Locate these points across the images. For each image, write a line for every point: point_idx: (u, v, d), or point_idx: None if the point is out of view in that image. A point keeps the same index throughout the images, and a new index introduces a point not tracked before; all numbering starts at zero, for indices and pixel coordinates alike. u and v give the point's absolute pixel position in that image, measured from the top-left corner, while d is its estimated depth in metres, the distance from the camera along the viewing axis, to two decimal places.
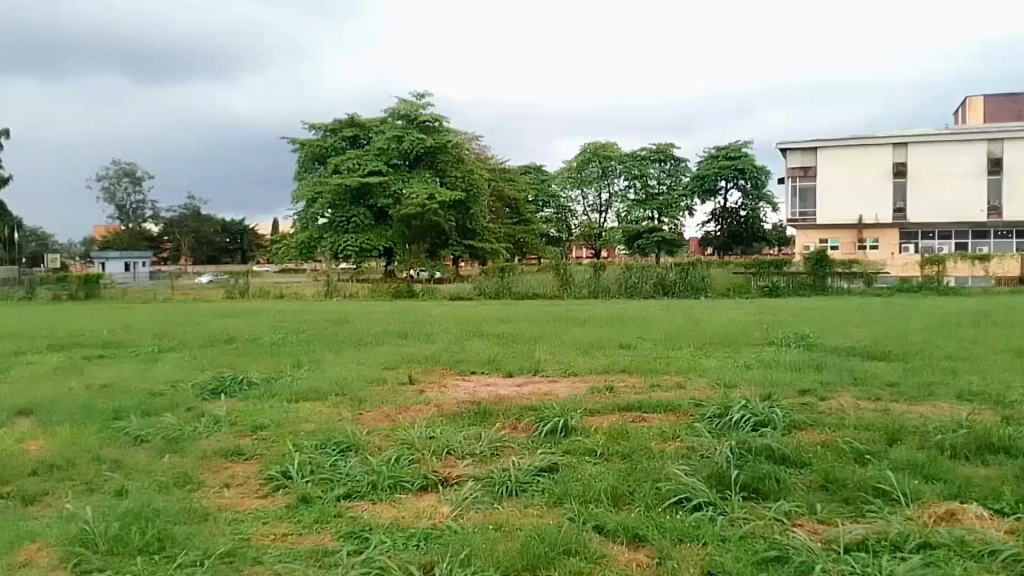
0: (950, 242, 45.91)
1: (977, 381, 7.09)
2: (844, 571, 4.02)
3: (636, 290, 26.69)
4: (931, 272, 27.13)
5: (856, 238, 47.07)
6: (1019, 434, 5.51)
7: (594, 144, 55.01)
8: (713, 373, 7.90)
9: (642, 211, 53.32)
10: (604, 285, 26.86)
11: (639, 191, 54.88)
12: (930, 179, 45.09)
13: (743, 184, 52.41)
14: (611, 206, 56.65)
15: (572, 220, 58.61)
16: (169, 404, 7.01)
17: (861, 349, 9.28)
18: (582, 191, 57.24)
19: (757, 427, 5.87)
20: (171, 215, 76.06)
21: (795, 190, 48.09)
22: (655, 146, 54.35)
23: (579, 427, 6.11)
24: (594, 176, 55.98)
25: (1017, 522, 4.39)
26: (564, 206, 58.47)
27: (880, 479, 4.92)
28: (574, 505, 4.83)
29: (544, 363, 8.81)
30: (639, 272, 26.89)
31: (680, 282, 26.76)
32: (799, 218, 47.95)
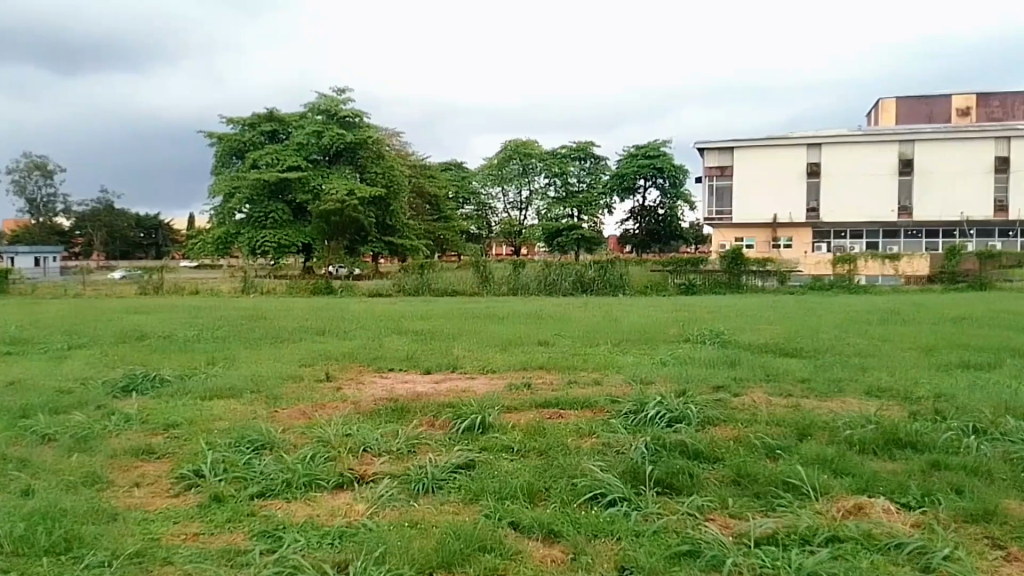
0: (861, 242, 48.41)
1: (886, 378, 7.29)
2: (753, 565, 4.07)
3: (553, 288, 26.49)
4: (843, 271, 27.63)
5: (770, 237, 49.13)
6: (925, 429, 5.68)
7: (515, 142, 55.61)
8: (629, 370, 7.97)
9: (562, 209, 54.36)
10: (522, 282, 26.54)
11: (559, 189, 55.89)
12: (843, 179, 47.42)
13: (661, 183, 54.01)
14: (531, 203, 57.19)
15: (492, 218, 59.23)
16: (78, 403, 6.92)
17: (773, 345, 9.46)
18: (503, 189, 57.85)
19: (671, 423, 5.96)
20: (82, 209, 74.14)
21: (712, 189, 50.19)
22: (575, 144, 55.69)
23: (496, 423, 6.13)
24: (515, 173, 56.75)
25: (922, 516, 4.48)
26: (484, 204, 58.87)
27: (790, 474, 4.99)
28: (490, 501, 4.83)
29: (462, 360, 8.82)
30: (558, 269, 26.72)
31: (600, 279, 26.75)
32: (716, 216, 50.12)
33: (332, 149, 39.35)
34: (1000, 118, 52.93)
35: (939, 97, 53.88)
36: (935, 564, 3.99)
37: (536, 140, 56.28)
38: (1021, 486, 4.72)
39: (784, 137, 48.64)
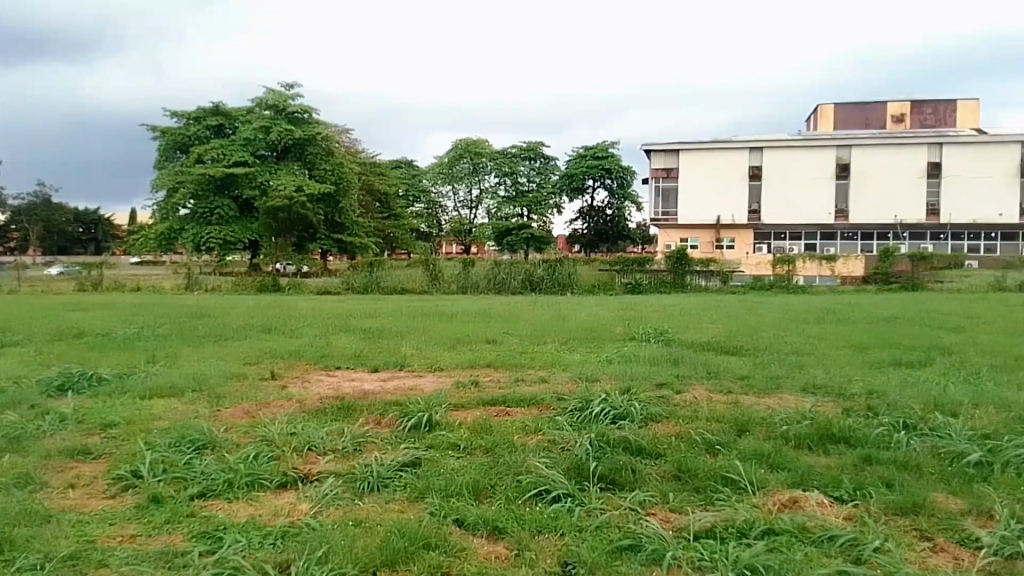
0: (800, 243, 49.20)
1: (821, 375, 7.51)
2: (692, 558, 4.16)
3: (502, 287, 26.44)
4: (782, 271, 27.81)
5: (714, 237, 50.14)
6: (857, 424, 5.88)
7: (466, 141, 56.51)
8: (574, 368, 8.05)
9: (511, 208, 54.53)
10: (472, 281, 26.47)
11: (509, 188, 55.90)
12: (782, 182, 48.62)
13: (609, 184, 54.56)
14: (482, 202, 57.82)
15: (443, 216, 59.62)
16: (10, 402, 6.71)
17: (715, 344, 9.63)
18: (453, 187, 58.28)
19: (615, 420, 6.05)
20: (20, 203, 69.37)
21: (658, 190, 51.12)
22: (524, 144, 56.02)
23: (443, 421, 6.14)
24: (465, 172, 57.23)
25: (854, 509, 4.64)
26: (434, 202, 59.28)
27: (730, 469, 5.11)
28: (435, 498, 4.84)
29: (409, 358, 8.79)
30: (508, 268, 26.79)
31: (548, 278, 26.87)
32: (662, 217, 51.10)
33: (280, 146, 38.81)
34: (933, 124, 54.80)
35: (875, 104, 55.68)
36: (864, 555, 4.13)
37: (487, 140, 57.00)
38: (945, 478, 4.92)
39: (727, 140, 49.62)
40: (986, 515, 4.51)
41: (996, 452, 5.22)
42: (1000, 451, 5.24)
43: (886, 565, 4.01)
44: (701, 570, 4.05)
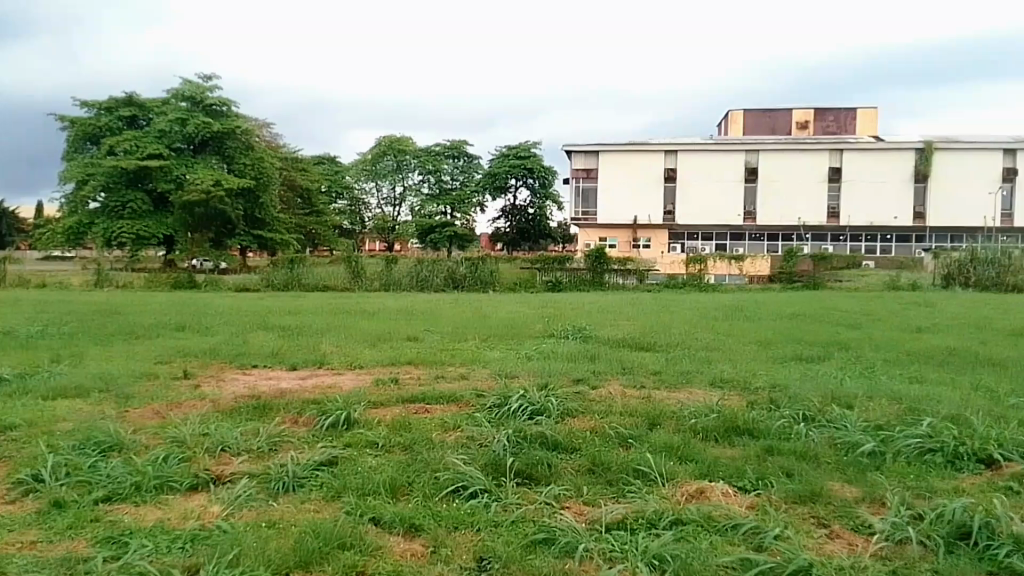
0: (711, 243, 50.50)
1: (727, 369, 7.83)
2: (603, 550, 4.28)
3: (425, 284, 26.40)
4: (695, 270, 28.46)
5: (631, 237, 51.58)
6: (761, 416, 6.16)
7: (390, 138, 56.76)
8: (494, 365, 8.18)
9: (435, 206, 54.58)
10: (394, 278, 26.35)
11: (433, 186, 56.31)
12: (696, 185, 50.05)
13: (531, 183, 55.11)
14: (406, 200, 57.81)
15: (366, 213, 59.51)
16: None
17: (630, 340, 9.88)
18: (377, 184, 58.32)
19: (533, 415, 6.16)
20: None
21: (579, 190, 52.03)
22: (449, 142, 56.35)
23: (362, 419, 6.15)
24: (389, 169, 57.18)
25: (756, 497, 4.85)
26: (357, 199, 58.88)
27: (640, 462, 5.28)
28: (351, 497, 4.84)
29: (329, 355, 8.74)
30: (430, 266, 26.76)
31: (471, 275, 26.89)
32: (582, 216, 52.10)
33: (197, 138, 37.53)
34: (834, 131, 56.88)
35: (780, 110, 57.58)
36: (765, 542, 4.33)
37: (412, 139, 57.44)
38: (843, 468, 5.19)
39: (644, 143, 50.84)
40: (878, 502, 4.78)
41: (888, 441, 5.54)
42: (892, 440, 5.56)
43: (785, 551, 4.20)
44: (611, 560, 4.17)
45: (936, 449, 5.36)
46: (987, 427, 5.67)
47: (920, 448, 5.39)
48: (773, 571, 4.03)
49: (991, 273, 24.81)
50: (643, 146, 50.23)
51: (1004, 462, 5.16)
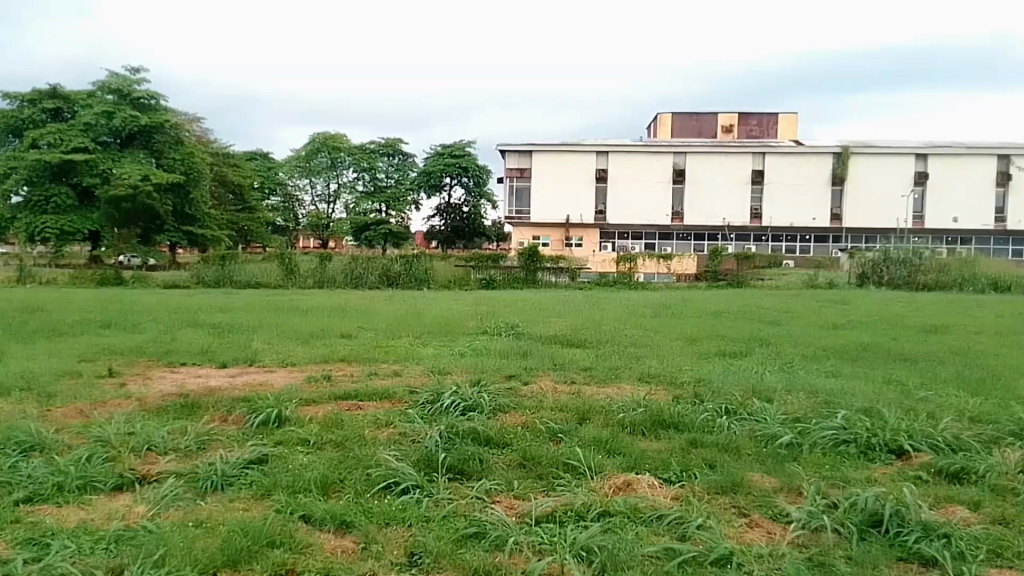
0: (641, 242, 51.42)
1: (655, 365, 8.04)
2: (533, 543, 4.36)
3: (359, 281, 26.16)
4: (625, 269, 28.71)
5: (563, 236, 51.87)
6: (686, 410, 6.36)
7: (323, 134, 55.70)
8: (427, 361, 8.25)
9: (369, 204, 54.49)
10: (328, 275, 26.12)
11: (367, 183, 56.37)
12: (627, 185, 50.81)
13: (466, 182, 55.40)
14: (340, 197, 57.12)
15: (300, 210, 58.23)
16: None
17: (561, 337, 10.05)
18: (310, 181, 57.05)
19: (465, 411, 6.24)
20: None
21: (512, 189, 52.17)
22: (383, 140, 56.54)
23: (293, 416, 6.13)
24: (322, 166, 56.28)
25: (680, 489, 5.02)
26: (291, 196, 57.76)
27: (570, 455, 5.40)
28: (282, 495, 4.83)
29: (261, 352, 8.68)
30: (365, 263, 26.51)
31: (405, 273, 26.63)
32: (515, 215, 52.34)
33: (124, 132, 36.19)
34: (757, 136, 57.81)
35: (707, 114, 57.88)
36: (689, 532, 4.48)
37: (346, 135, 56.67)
38: (762, 459, 5.40)
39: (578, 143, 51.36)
40: (796, 492, 4.99)
41: (805, 433, 5.78)
42: (809, 432, 5.81)
43: (707, 540, 4.36)
44: (540, 552, 4.26)
45: (850, 440, 5.62)
46: (898, 420, 5.98)
47: (836, 439, 5.65)
48: (695, 560, 4.19)
49: (903, 273, 25.72)
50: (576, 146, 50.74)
51: (912, 453, 5.47)
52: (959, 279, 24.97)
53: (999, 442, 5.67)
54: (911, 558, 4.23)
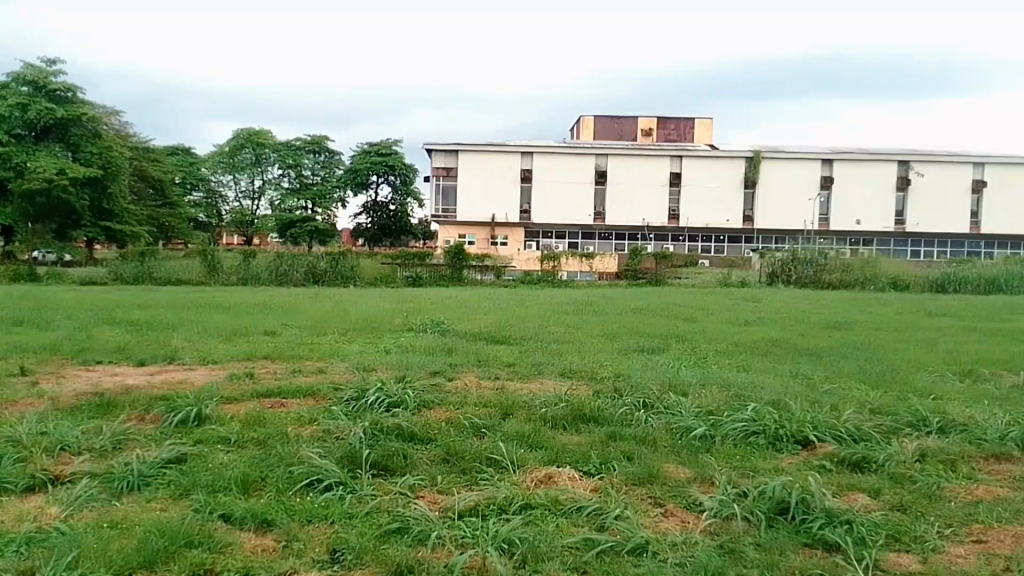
0: (564, 242, 51.82)
1: (577, 361, 8.34)
2: (455, 537, 4.43)
3: (284, 279, 25.71)
4: (549, 267, 29.03)
5: (488, 234, 51.66)
6: (605, 404, 6.58)
7: (248, 129, 54.63)
8: (352, 359, 8.43)
9: (295, 201, 53.11)
10: (252, 272, 25.59)
11: (293, 180, 54.97)
12: (551, 186, 51.03)
13: (393, 180, 55.22)
14: (264, 193, 56.13)
15: (223, 206, 57.20)
16: None
17: (486, 334, 10.22)
18: (234, 177, 56.04)
19: (389, 408, 6.35)
20: None
21: (438, 188, 51.54)
22: (309, 137, 54.98)
23: (214, 415, 6.14)
24: (247, 162, 55.35)
25: (599, 481, 5.17)
26: (213, 191, 56.77)
27: (493, 450, 5.52)
28: (201, 495, 4.78)
29: (182, 351, 8.58)
30: (290, 260, 26.13)
31: (331, 271, 26.41)
32: (441, 214, 51.68)
33: (39, 125, 34.38)
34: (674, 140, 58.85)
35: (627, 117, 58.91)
36: (607, 523, 4.61)
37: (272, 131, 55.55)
38: (677, 450, 5.62)
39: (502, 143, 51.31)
40: (708, 482, 5.21)
41: (717, 425, 6.05)
42: (721, 424, 6.08)
43: (624, 530, 4.49)
44: (463, 546, 4.32)
45: (759, 431, 5.90)
46: (803, 412, 6.31)
47: (746, 430, 5.93)
48: (613, 550, 4.32)
49: (810, 272, 26.72)
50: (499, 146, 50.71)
51: (817, 443, 5.79)
52: (862, 277, 26.14)
53: (894, 432, 6.07)
54: (817, 543, 4.44)
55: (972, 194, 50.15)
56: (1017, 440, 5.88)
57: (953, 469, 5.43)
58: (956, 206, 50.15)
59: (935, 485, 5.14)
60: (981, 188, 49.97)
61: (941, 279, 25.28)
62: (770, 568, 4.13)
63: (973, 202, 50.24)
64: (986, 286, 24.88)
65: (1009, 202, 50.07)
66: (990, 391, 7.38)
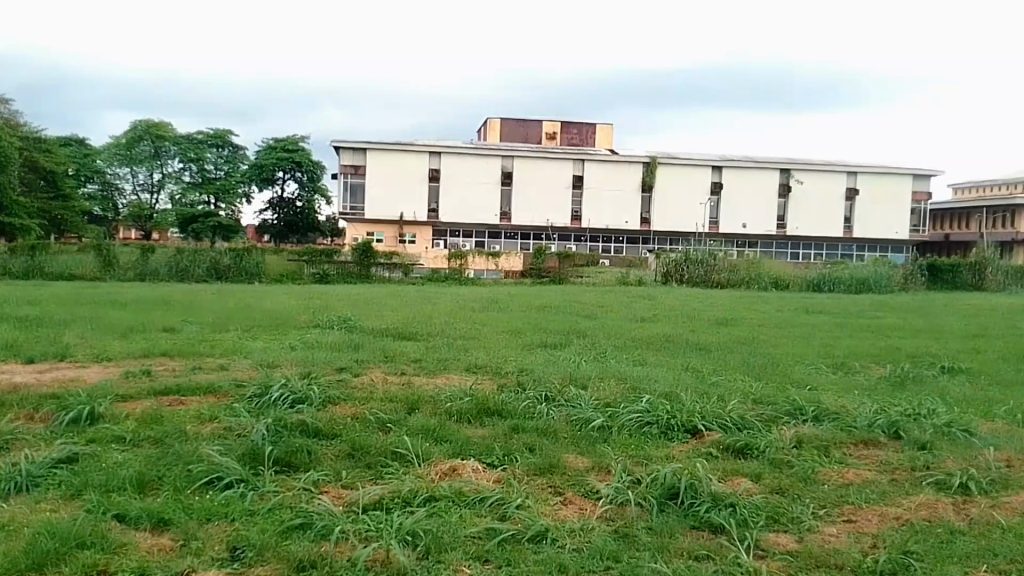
0: (471, 240, 52.02)
1: (482, 356, 8.57)
2: (358, 530, 4.44)
3: (185, 275, 24.90)
4: (455, 265, 29.26)
5: (397, 232, 51.04)
6: (509, 398, 6.83)
7: (146, 121, 51.42)
8: (257, 355, 8.37)
9: (196, 195, 51.74)
10: (151, 267, 24.70)
11: (195, 174, 52.99)
12: (459, 186, 51.04)
13: (300, 176, 54.23)
14: (164, 187, 53.41)
15: (120, 199, 54.07)
16: None
17: (393, 330, 10.32)
18: (131, 170, 53.02)
19: (293, 404, 6.41)
20: None
21: (346, 186, 50.65)
22: (211, 130, 53.17)
23: (108, 414, 6.04)
24: (145, 155, 52.28)
25: (501, 472, 5.36)
26: (110, 183, 53.52)
27: (398, 444, 5.64)
28: (94, 495, 4.67)
29: (75, 349, 8.30)
30: (191, 255, 25.26)
31: (235, 267, 25.68)
32: (350, 211, 50.85)
33: None
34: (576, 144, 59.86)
35: (531, 120, 59.53)
36: (508, 512, 4.76)
37: (170, 122, 52.56)
38: (577, 441, 5.91)
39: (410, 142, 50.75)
40: (604, 470, 5.49)
41: (613, 417, 6.41)
42: (617, 416, 6.43)
43: (525, 518, 4.66)
44: (366, 540, 4.34)
45: (652, 422, 6.29)
46: (693, 403, 6.74)
47: (640, 421, 6.30)
48: (514, 538, 4.47)
49: (700, 272, 27.88)
50: (406, 145, 50.26)
51: (705, 432, 6.19)
52: (747, 277, 27.54)
53: (775, 421, 6.56)
54: (703, 526, 4.74)
55: (845, 201, 53.26)
56: (882, 427, 6.47)
57: (827, 454, 5.90)
58: (832, 211, 53.08)
59: (810, 469, 5.58)
60: (854, 195, 53.13)
61: (816, 279, 26.90)
62: (659, 550, 4.39)
63: (847, 208, 53.35)
64: (855, 286, 26.65)
65: (881, 208, 53.31)
66: (859, 382, 8.08)
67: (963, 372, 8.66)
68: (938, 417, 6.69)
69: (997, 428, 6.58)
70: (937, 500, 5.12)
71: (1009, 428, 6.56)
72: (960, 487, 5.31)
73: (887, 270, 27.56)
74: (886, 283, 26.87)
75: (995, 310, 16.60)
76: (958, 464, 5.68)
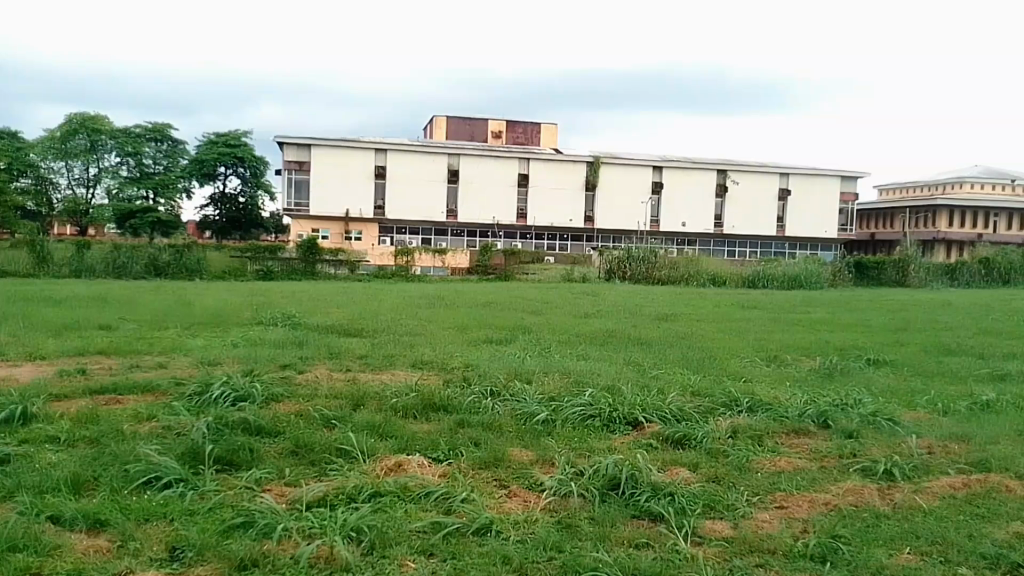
0: (417, 237, 51.51)
1: (427, 352, 8.61)
2: (303, 528, 4.41)
3: (123, 271, 24.19)
4: (403, 262, 29.21)
5: (343, 229, 50.27)
6: (452, 393, 6.92)
7: (82, 114, 49.62)
8: (197, 353, 8.20)
9: (135, 190, 49.73)
10: (86, 264, 23.96)
11: (133, 169, 51.17)
12: (404, 182, 50.63)
13: (242, 172, 53.00)
14: (101, 182, 51.33)
15: (54, 194, 51.72)
16: None
17: (339, 326, 10.26)
18: (66, 163, 50.77)
19: (235, 401, 6.36)
20: None
21: (292, 181, 49.75)
22: (150, 124, 51.62)
23: (41, 413, 5.89)
24: (81, 149, 50.27)
25: (446, 467, 5.42)
26: (44, 178, 51.13)
27: (343, 441, 5.65)
28: (26, 497, 4.55)
29: (7, 348, 7.98)
30: (129, 251, 24.51)
31: (175, 263, 24.91)
32: (294, 208, 49.93)
33: None
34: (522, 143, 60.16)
35: (478, 120, 59.40)
36: (453, 506, 4.81)
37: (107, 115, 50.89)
38: (522, 435, 6.05)
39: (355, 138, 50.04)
40: (548, 463, 5.62)
41: (558, 410, 6.58)
42: (562, 410, 6.60)
43: (470, 512, 4.72)
44: (310, 537, 4.34)
45: (595, 415, 6.48)
46: (633, 396, 6.94)
47: (583, 414, 6.49)
48: (459, 531, 4.53)
49: (642, 269, 28.48)
50: (351, 141, 49.64)
51: (645, 424, 6.39)
52: (686, 274, 28.24)
53: (712, 412, 6.82)
54: (643, 515, 4.88)
55: (779, 201, 54.81)
56: (812, 417, 6.78)
57: (759, 444, 6.17)
58: (767, 211, 54.61)
59: (745, 458, 5.82)
60: (787, 196, 54.73)
61: (752, 276, 27.73)
62: (601, 540, 4.52)
63: (780, 208, 54.92)
64: (787, 283, 27.55)
65: (812, 208, 55.08)
66: (791, 374, 8.46)
67: (886, 364, 9.13)
68: (864, 407, 7.06)
69: (920, 417, 6.97)
70: (864, 486, 5.39)
71: (930, 417, 6.95)
72: (885, 473, 5.61)
73: (817, 268, 28.68)
74: (815, 280, 27.95)
75: (912, 305, 17.49)
76: (883, 451, 6.00)
